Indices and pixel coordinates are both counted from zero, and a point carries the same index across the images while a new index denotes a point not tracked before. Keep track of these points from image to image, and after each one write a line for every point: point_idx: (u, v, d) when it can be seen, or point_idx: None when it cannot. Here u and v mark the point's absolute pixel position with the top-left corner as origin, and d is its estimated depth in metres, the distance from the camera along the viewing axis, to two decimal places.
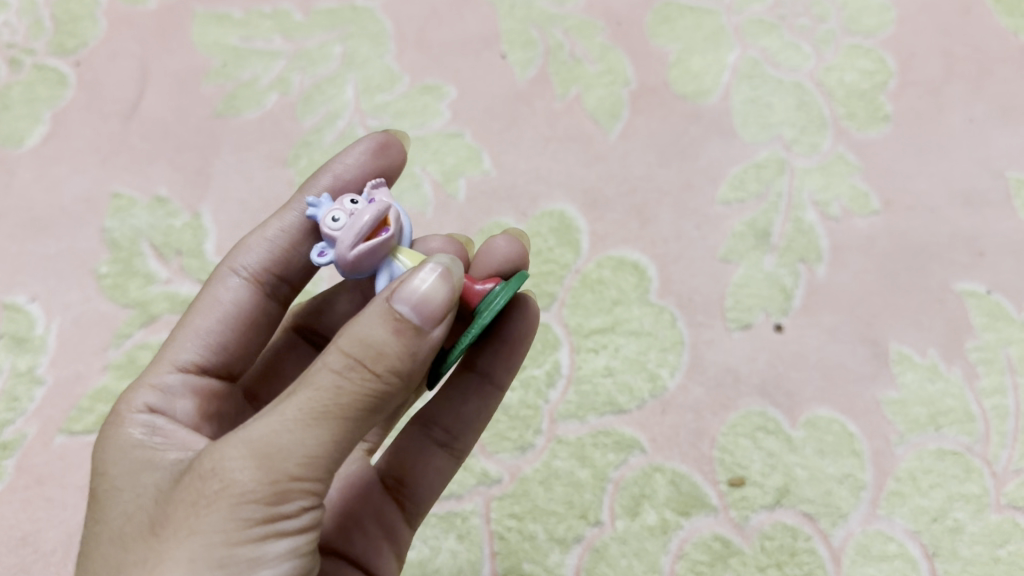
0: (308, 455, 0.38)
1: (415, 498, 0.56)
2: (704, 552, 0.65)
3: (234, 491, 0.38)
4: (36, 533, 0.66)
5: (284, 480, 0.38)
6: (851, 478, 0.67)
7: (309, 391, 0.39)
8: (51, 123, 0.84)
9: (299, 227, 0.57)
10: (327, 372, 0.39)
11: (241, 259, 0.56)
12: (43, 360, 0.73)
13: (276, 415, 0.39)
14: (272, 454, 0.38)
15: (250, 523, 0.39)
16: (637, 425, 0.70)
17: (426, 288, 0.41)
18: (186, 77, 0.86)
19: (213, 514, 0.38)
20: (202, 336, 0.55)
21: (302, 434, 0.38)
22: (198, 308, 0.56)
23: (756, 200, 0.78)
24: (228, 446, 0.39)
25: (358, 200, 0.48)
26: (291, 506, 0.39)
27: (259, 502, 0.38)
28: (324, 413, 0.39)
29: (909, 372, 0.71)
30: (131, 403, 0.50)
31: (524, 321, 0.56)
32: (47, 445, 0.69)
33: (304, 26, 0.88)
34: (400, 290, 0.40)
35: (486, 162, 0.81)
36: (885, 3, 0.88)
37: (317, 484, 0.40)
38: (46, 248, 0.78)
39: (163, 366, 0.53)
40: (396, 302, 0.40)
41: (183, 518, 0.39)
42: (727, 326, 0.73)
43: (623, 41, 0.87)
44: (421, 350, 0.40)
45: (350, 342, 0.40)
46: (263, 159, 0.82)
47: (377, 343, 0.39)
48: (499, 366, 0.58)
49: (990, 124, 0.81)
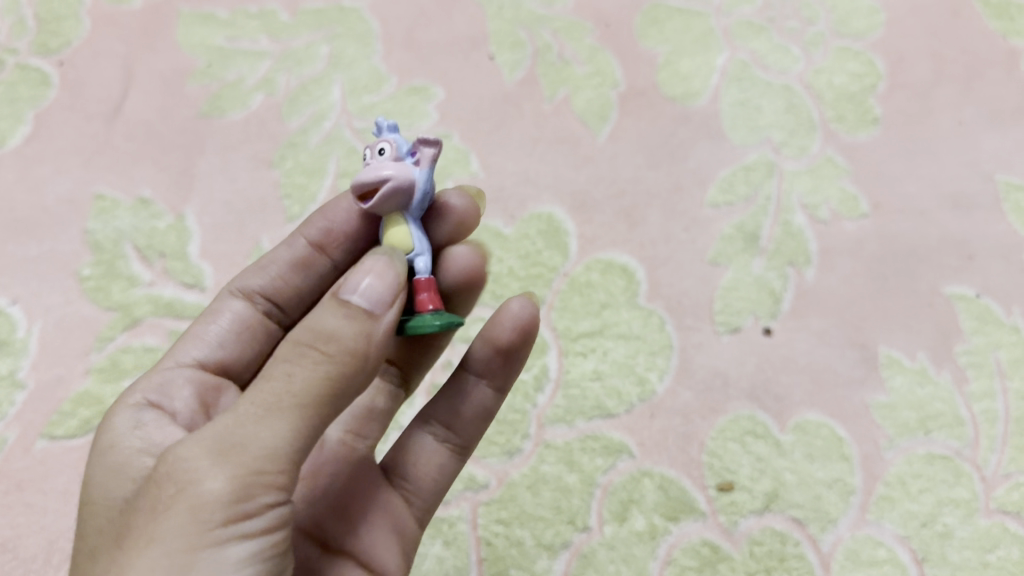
0: (265, 447, 0.38)
1: (421, 495, 0.55)
2: (693, 558, 0.65)
3: (190, 492, 0.37)
4: (15, 539, 0.65)
5: (242, 475, 0.37)
6: (840, 483, 0.67)
7: (263, 385, 0.39)
8: (32, 124, 0.83)
9: (291, 259, 0.59)
10: (281, 363, 0.39)
11: (239, 279, 0.59)
12: (24, 363, 0.72)
13: (233, 412, 0.39)
14: (228, 449, 0.37)
15: (212, 525, 0.37)
16: (625, 429, 0.69)
17: (371, 276, 0.41)
18: (170, 78, 0.85)
19: (170, 519, 0.37)
20: (206, 341, 0.57)
21: (258, 426, 0.38)
22: (202, 317, 0.59)
23: (745, 203, 0.78)
24: (184, 449, 0.38)
25: (386, 151, 0.48)
26: (254, 504, 0.38)
27: (217, 501, 0.37)
28: (280, 402, 0.38)
29: (898, 376, 0.70)
30: (128, 397, 0.51)
31: (517, 329, 0.55)
32: (27, 450, 0.68)
33: (290, 26, 0.87)
34: (345, 283, 0.41)
35: (474, 164, 0.81)
36: (875, 6, 0.88)
37: (279, 479, 0.38)
38: (27, 250, 0.77)
39: (168, 362, 0.55)
40: (342, 294, 0.41)
41: (143, 527, 0.38)
42: (717, 330, 0.73)
43: (611, 42, 0.87)
44: (375, 331, 0.40)
45: (302, 330, 0.40)
46: (248, 161, 0.81)
47: (330, 327, 0.39)
48: (495, 368, 0.56)
49: (979, 126, 0.81)
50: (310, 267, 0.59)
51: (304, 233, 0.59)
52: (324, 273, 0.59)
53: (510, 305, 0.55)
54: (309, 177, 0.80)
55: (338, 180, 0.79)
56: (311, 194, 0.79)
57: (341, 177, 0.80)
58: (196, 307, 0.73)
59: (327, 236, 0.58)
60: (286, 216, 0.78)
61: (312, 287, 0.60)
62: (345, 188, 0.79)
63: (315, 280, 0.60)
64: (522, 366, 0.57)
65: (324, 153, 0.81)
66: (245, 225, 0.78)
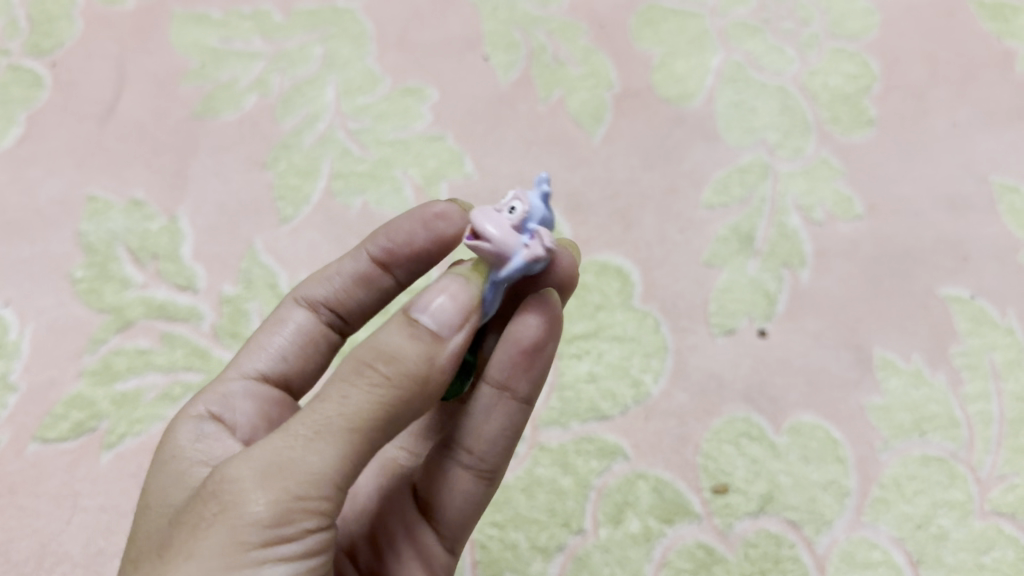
0: (310, 472, 0.37)
1: (447, 523, 0.51)
2: (688, 560, 0.64)
3: (232, 514, 0.36)
4: (9, 542, 0.65)
5: (285, 499, 0.37)
6: (835, 485, 0.66)
7: (317, 405, 0.38)
8: (25, 125, 0.83)
9: (356, 272, 0.59)
10: (337, 382, 0.39)
11: (303, 289, 0.59)
12: (16, 366, 0.71)
13: (284, 430, 0.38)
14: (273, 471, 0.37)
15: (247, 548, 0.36)
16: (620, 431, 0.69)
17: (445, 299, 0.43)
18: (164, 79, 0.85)
19: (208, 538, 0.36)
20: (269, 354, 0.57)
21: (307, 449, 0.37)
22: (264, 326, 0.58)
23: (740, 204, 0.77)
24: (231, 466, 0.38)
25: (516, 213, 0.46)
26: (293, 530, 0.37)
27: (257, 525, 0.36)
28: (330, 426, 0.37)
29: (892, 378, 0.70)
30: (195, 406, 0.52)
31: (541, 329, 0.49)
32: (19, 453, 0.68)
33: (284, 27, 0.87)
34: (417, 302, 0.42)
35: (468, 166, 0.80)
36: (870, 8, 0.88)
37: (322, 505, 0.38)
38: (20, 251, 0.77)
39: (233, 373, 0.55)
40: (414, 313, 0.41)
41: (181, 542, 0.37)
42: (711, 331, 0.73)
43: (606, 43, 0.87)
44: (439, 355, 0.41)
45: (363, 348, 0.40)
46: (242, 162, 0.81)
47: (393, 348, 0.40)
48: (518, 375, 0.50)
49: (974, 128, 0.81)
50: (372, 283, 0.59)
51: (367, 247, 0.59)
52: (385, 288, 0.60)
53: (531, 303, 0.49)
54: (303, 178, 0.80)
55: (331, 182, 0.79)
56: (304, 195, 0.79)
57: (336, 178, 0.80)
58: (189, 309, 0.73)
59: (390, 255, 0.58)
60: (280, 217, 0.78)
61: (374, 300, 0.60)
62: (340, 189, 0.79)
63: (377, 294, 0.60)
64: (548, 369, 0.51)
65: (319, 154, 0.80)
66: (239, 226, 0.78)
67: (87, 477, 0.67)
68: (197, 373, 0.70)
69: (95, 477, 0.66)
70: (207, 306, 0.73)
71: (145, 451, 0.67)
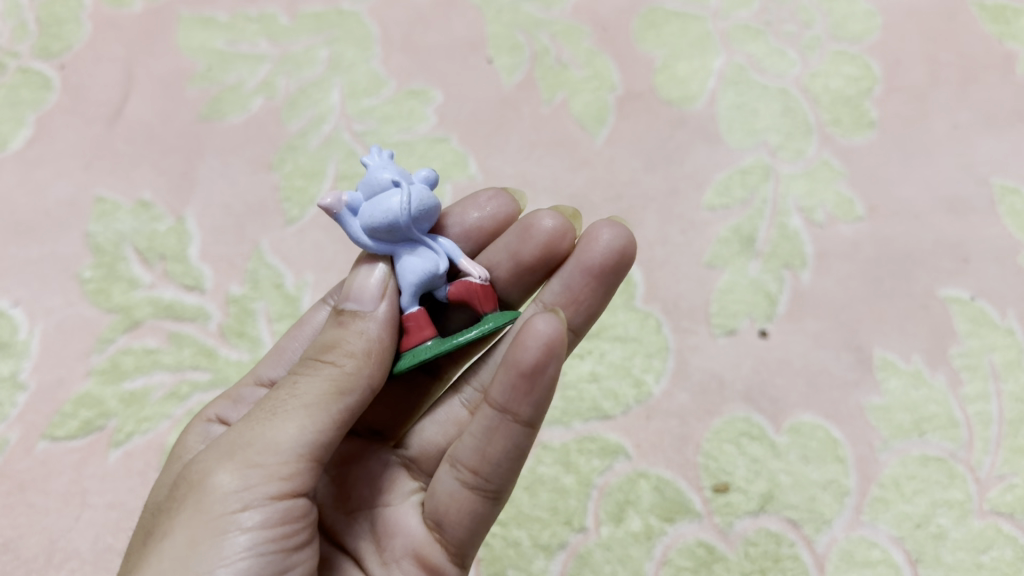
0: (269, 443, 0.43)
1: (454, 540, 0.51)
2: (688, 558, 0.65)
3: (203, 488, 0.42)
4: (18, 539, 0.65)
5: (247, 469, 0.42)
6: (834, 484, 0.67)
7: (273, 395, 0.45)
8: (35, 127, 0.84)
9: None
10: (290, 376, 0.46)
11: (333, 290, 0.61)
12: (26, 365, 0.72)
13: (245, 417, 0.45)
14: (235, 449, 0.43)
15: (217, 514, 0.42)
16: (622, 431, 0.70)
17: (369, 280, 0.48)
18: (171, 82, 0.86)
19: (184, 512, 0.42)
20: (285, 359, 0.59)
21: (265, 427, 0.43)
22: (291, 328, 0.61)
23: (741, 206, 0.78)
24: (204, 456, 0.44)
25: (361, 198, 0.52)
26: (255, 496, 0.42)
27: (224, 492, 0.42)
28: (283, 406, 0.44)
29: (892, 379, 0.71)
30: (208, 410, 0.58)
31: (540, 350, 0.47)
32: (29, 450, 0.69)
33: (290, 29, 0.88)
34: (343, 296, 0.49)
35: (473, 167, 0.81)
36: (872, 9, 0.89)
37: (282, 472, 0.42)
38: (30, 252, 0.78)
39: (252, 379, 0.59)
40: (343, 305, 0.48)
41: (165, 522, 0.43)
42: (713, 331, 0.73)
43: (610, 46, 0.87)
44: (369, 329, 0.46)
45: (311, 348, 0.47)
46: (248, 163, 0.82)
47: (331, 339, 0.46)
48: (518, 400, 0.48)
49: (974, 130, 0.81)
50: None
51: None
52: None
53: (533, 325, 0.47)
54: (308, 180, 0.80)
55: (337, 183, 0.80)
56: (310, 196, 0.80)
57: (340, 179, 0.80)
58: (197, 309, 0.74)
59: None
60: (285, 218, 0.79)
61: None
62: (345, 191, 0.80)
63: None
64: (551, 391, 0.48)
65: (323, 155, 0.81)
66: (244, 227, 0.79)
67: (96, 474, 0.67)
68: (205, 373, 0.71)
69: (103, 476, 0.67)
70: (214, 307, 0.74)
71: (153, 449, 0.69)
